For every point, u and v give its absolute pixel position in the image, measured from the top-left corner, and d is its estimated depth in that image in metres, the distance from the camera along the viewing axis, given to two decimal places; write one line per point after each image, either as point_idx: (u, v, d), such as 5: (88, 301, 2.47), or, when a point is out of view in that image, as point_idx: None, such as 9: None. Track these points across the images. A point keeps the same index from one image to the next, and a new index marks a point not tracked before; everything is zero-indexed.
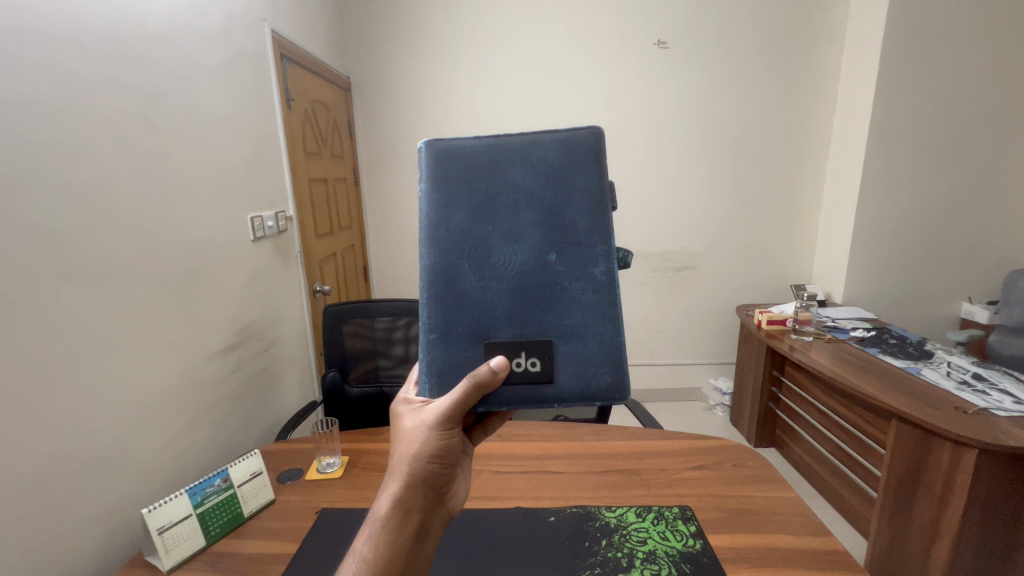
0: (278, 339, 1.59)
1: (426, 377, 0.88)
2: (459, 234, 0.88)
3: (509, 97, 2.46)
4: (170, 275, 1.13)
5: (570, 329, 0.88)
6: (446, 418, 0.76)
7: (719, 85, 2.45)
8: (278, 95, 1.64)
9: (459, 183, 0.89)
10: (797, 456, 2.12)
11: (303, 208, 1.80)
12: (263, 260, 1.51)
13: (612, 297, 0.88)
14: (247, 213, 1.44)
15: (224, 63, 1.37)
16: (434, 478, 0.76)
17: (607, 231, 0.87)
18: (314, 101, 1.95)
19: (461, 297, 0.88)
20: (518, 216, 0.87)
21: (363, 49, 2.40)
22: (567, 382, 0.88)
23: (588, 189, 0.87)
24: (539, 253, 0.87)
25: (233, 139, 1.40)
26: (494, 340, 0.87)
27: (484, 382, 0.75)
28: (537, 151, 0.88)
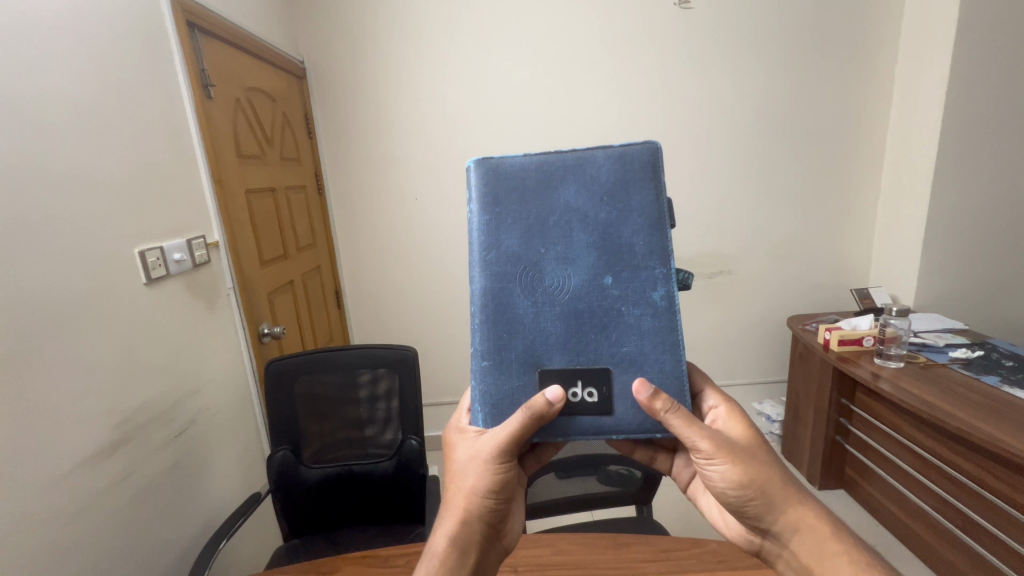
0: (201, 412, 1.17)
1: (480, 405, 0.69)
2: (507, 256, 0.68)
3: (499, 77, 2.02)
4: None
5: (629, 358, 0.68)
6: (502, 451, 0.65)
7: (756, 55, 2.03)
8: (185, 78, 1.20)
9: (510, 202, 0.69)
10: (876, 503, 1.72)
11: (237, 229, 1.36)
12: (167, 309, 1.07)
13: (674, 324, 0.67)
14: (136, 246, 1.00)
15: (83, 23, 0.91)
16: (491, 516, 0.67)
17: (667, 249, 0.68)
18: (249, 90, 1.52)
19: (510, 323, 0.68)
20: (570, 237, 0.68)
21: (320, 30, 1.96)
22: (626, 412, 0.68)
23: (647, 211, 0.68)
24: (593, 275, 0.68)
25: (115, 138, 0.97)
26: (547, 369, 0.68)
27: (540, 415, 0.64)
28: (589, 167, 0.69)
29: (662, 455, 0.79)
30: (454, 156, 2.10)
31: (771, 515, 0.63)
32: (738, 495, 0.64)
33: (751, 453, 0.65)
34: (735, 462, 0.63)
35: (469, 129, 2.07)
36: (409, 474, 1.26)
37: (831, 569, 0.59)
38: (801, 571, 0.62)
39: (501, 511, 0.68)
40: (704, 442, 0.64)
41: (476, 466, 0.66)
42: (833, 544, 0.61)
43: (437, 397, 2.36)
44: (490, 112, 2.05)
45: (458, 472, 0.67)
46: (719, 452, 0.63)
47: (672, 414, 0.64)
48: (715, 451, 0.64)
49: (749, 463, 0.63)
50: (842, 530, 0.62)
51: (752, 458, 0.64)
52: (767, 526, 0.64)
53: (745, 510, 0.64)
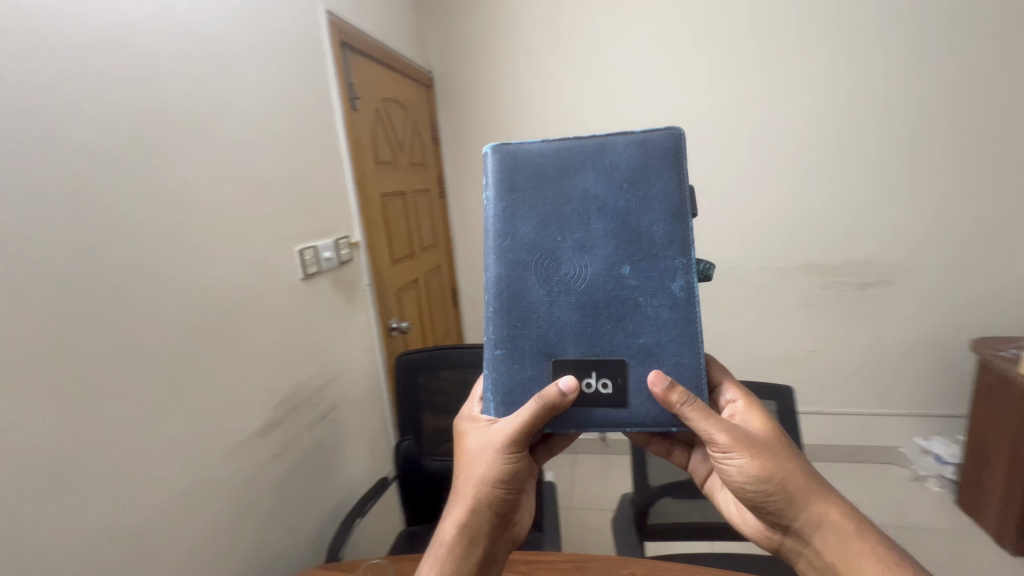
0: (341, 398, 1.28)
1: (492, 393, 0.67)
2: (523, 244, 0.65)
3: (625, 72, 1.93)
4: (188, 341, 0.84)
5: (646, 351, 0.64)
6: (513, 441, 0.63)
7: (941, 21, 1.67)
8: (337, 93, 1.33)
9: (527, 189, 0.66)
10: None
11: (374, 229, 1.48)
12: (318, 304, 1.19)
13: (693, 317, 0.63)
14: (296, 246, 1.13)
15: (260, 54, 1.05)
16: (499, 507, 0.65)
17: (688, 239, 0.63)
18: (387, 100, 1.64)
19: (524, 312, 0.65)
20: (588, 225, 0.64)
21: (447, 41, 2.06)
22: (642, 406, 0.64)
23: (667, 200, 0.64)
24: (610, 264, 0.64)
25: (281, 152, 1.10)
26: (561, 360, 0.65)
27: (554, 406, 0.62)
28: (609, 152, 0.65)
29: (678, 449, 0.76)
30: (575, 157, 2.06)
31: (792, 513, 0.59)
32: (757, 491, 0.60)
33: (772, 446, 0.61)
34: (754, 456, 0.59)
35: (589, 128, 2.02)
36: None
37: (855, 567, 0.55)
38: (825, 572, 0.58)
39: (510, 503, 0.66)
40: (720, 435, 0.60)
41: (487, 456, 0.64)
42: (858, 542, 0.57)
43: None
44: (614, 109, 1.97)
45: (467, 461, 0.65)
46: (737, 446, 0.60)
47: (687, 406, 0.60)
48: (732, 445, 0.60)
49: (769, 456, 0.59)
50: (869, 529, 0.58)
51: (771, 453, 0.60)
52: (788, 523, 0.60)
53: (765, 507, 0.60)
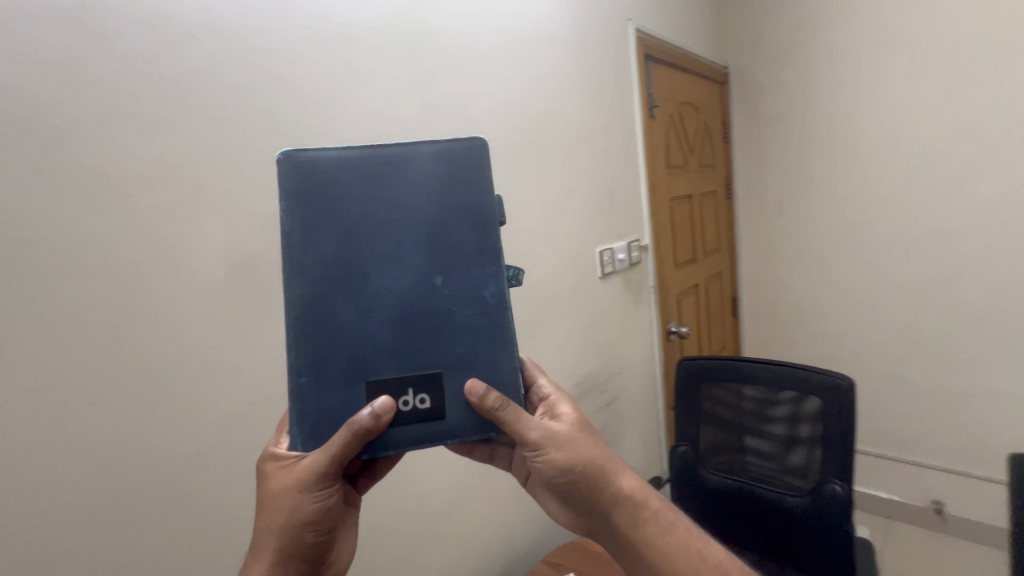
0: (623, 390, 1.43)
1: (295, 428, 0.54)
2: (323, 258, 0.54)
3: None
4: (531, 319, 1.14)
5: (465, 362, 0.56)
6: (322, 475, 0.54)
7: None
8: (639, 104, 1.47)
9: (327, 201, 0.55)
10: None
11: (661, 234, 1.55)
12: (611, 299, 1.38)
13: (510, 324, 0.57)
14: (597, 248, 1.33)
15: (589, 95, 1.31)
16: (309, 552, 0.57)
17: (499, 245, 0.57)
18: (684, 105, 1.67)
19: (329, 335, 0.54)
20: (397, 236, 0.56)
21: (750, 43, 2.03)
22: (460, 419, 0.55)
23: (474, 207, 0.57)
24: (419, 272, 0.56)
25: (592, 171, 1.32)
26: (376, 381, 0.54)
27: (366, 434, 0.52)
28: (414, 160, 0.57)
29: (501, 453, 0.71)
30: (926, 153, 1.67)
31: (599, 496, 0.58)
32: (564, 482, 0.58)
33: (578, 435, 0.60)
34: (561, 447, 0.57)
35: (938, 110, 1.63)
36: (827, 524, 1.06)
37: (646, 542, 0.58)
38: (625, 547, 0.59)
39: (325, 542, 0.58)
40: (534, 433, 0.56)
41: (292, 496, 0.54)
42: (647, 514, 0.60)
43: (863, 443, 1.97)
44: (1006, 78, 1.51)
45: (271, 502, 0.55)
46: (549, 442, 0.57)
47: (504, 412, 0.54)
48: (543, 441, 0.57)
49: (572, 445, 0.58)
50: (652, 495, 0.62)
51: (570, 442, 0.58)
52: (592, 511, 0.59)
53: (571, 497, 0.59)
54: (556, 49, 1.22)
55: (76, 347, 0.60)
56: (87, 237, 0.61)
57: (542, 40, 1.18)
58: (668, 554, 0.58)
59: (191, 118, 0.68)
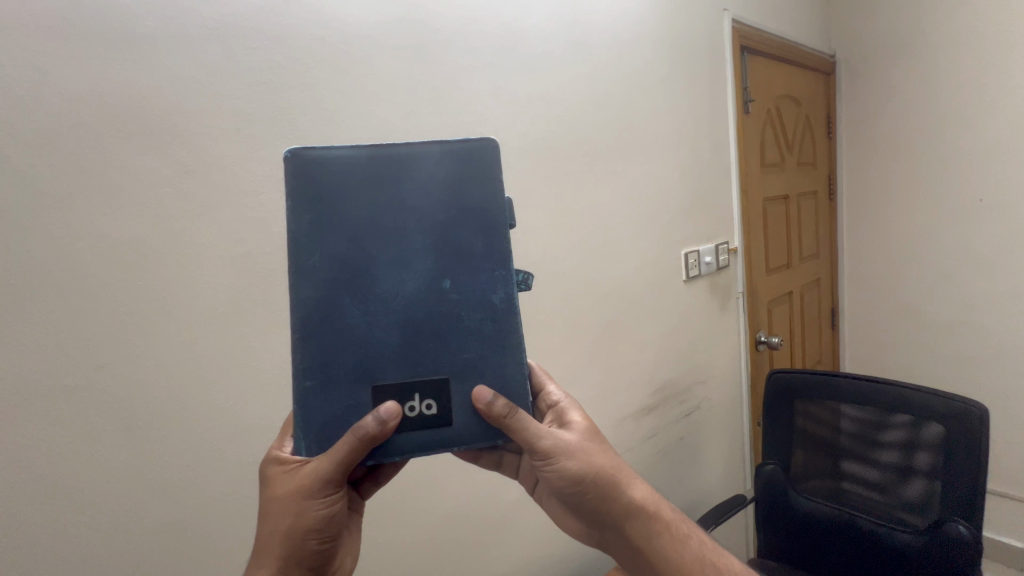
0: (704, 400, 1.36)
1: (301, 431, 0.52)
2: (331, 261, 0.52)
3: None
4: (609, 321, 1.12)
5: (471, 368, 0.54)
6: (327, 481, 0.52)
7: None
8: (732, 99, 1.38)
9: (332, 203, 0.53)
10: None
11: (752, 236, 1.46)
12: (695, 303, 1.32)
13: (516, 330, 0.55)
14: (682, 250, 1.27)
15: (679, 91, 1.26)
16: (313, 558, 0.55)
17: (508, 250, 0.55)
18: (782, 98, 1.55)
19: (336, 337, 0.52)
20: (403, 239, 0.54)
21: (864, 27, 1.84)
22: (467, 426, 0.53)
23: (484, 209, 0.55)
24: (427, 274, 0.54)
25: (679, 170, 1.27)
26: (383, 385, 0.52)
27: (372, 439, 0.50)
28: (420, 161, 0.54)
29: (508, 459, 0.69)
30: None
31: (612, 505, 0.56)
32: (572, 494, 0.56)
33: (587, 445, 0.57)
34: (575, 456, 0.55)
35: None
36: (945, 567, 0.94)
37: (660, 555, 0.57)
38: (636, 558, 0.58)
39: (328, 549, 0.56)
40: (545, 441, 0.54)
41: (295, 501, 0.53)
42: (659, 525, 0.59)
43: (994, 481, 1.71)
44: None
45: (272, 508, 0.54)
46: (558, 454, 0.55)
47: (513, 419, 0.52)
48: (554, 450, 0.54)
49: (583, 457, 0.56)
50: (665, 504, 0.60)
51: (583, 451, 0.56)
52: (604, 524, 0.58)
53: (579, 509, 0.57)
54: (645, 44, 1.18)
55: (214, 339, 0.71)
56: (188, 235, 0.68)
57: (630, 36, 1.15)
58: (679, 564, 0.57)
59: (281, 123, 0.73)
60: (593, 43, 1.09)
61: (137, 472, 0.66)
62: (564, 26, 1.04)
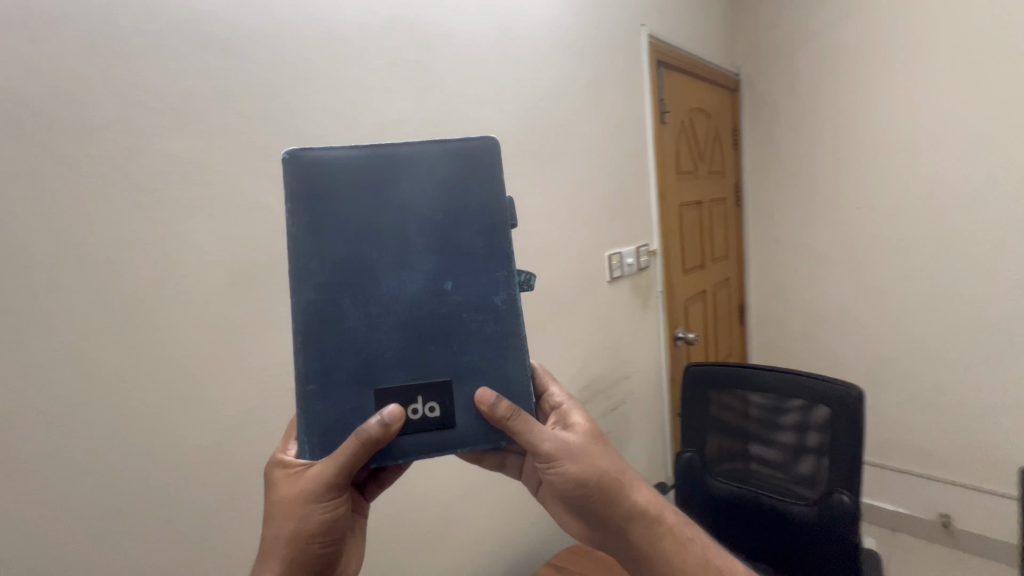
0: (628, 395, 1.43)
1: (304, 434, 0.53)
2: (333, 262, 0.54)
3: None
4: (537, 321, 1.13)
5: (474, 370, 0.55)
6: (330, 485, 0.53)
7: None
8: (650, 109, 1.47)
9: (334, 204, 0.54)
10: None
11: (670, 238, 1.56)
12: (620, 301, 1.39)
13: (517, 330, 0.56)
14: (606, 251, 1.33)
15: (599, 97, 1.31)
16: (316, 561, 0.57)
17: (508, 250, 0.57)
18: (694, 111, 1.67)
19: (337, 340, 0.53)
20: (404, 241, 0.55)
21: (762, 50, 2.04)
22: (470, 427, 0.55)
23: (484, 210, 0.57)
24: (429, 276, 0.55)
25: (602, 174, 1.32)
26: (385, 388, 0.54)
27: (376, 442, 0.51)
28: (422, 163, 0.56)
29: (510, 460, 0.71)
30: (947, 161, 1.64)
31: (612, 507, 0.58)
32: (576, 496, 0.58)
33: (590, 447, 0.59)
34: (576, 458, 0.57)
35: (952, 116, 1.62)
36: (833, 533, 1.05)
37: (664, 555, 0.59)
38: (641, 559, 0.60)
39: (332, 554, 0.57)
40: (548, 443, 0.56)
41: (298, 505, 0.54)
42: (663, 525, 0.60)
43: (870, 454, 1.94)
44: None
45: (278, 513, 0.55)
46: (560, 456, 0.56)
47: (516, 420, 0.54)
48: (556, 452, 0.56)
49: (587, 459, 0.57)
50: (664, 507, 0.62)
51: (586, 453, 0.58)
52: (609, 526, 0.59)
53: (583, 510, 0.59)
54: (567, 49, 1.22)
55: (75, 351, 0.60)
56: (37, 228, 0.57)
57: (552, 41, 1.18)
58: (678, 563, 0.59)
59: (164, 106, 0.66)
60: (516, 46, 1.10)
61: (35, 490, 0.58)
62: (487, 26, 1.04)
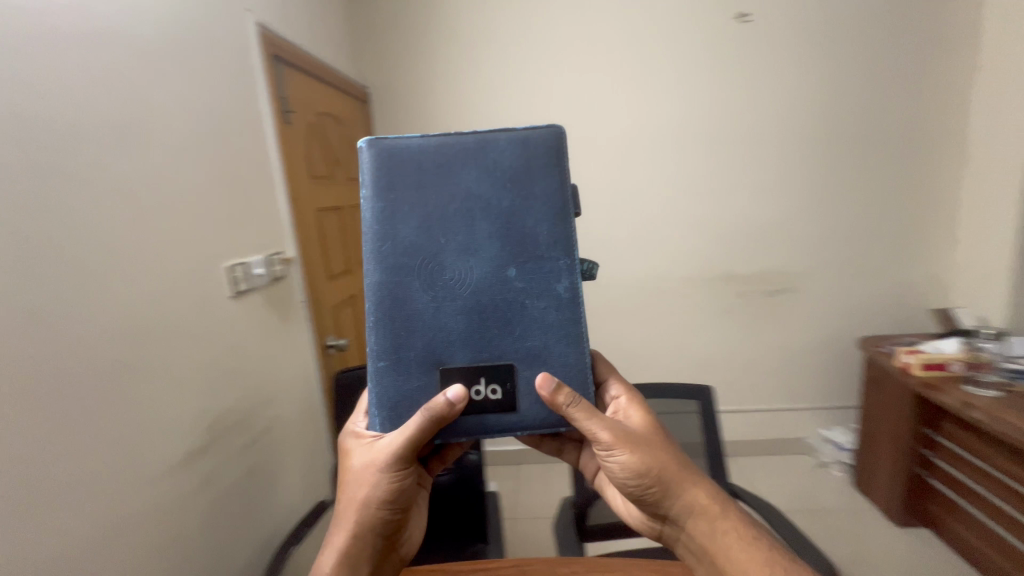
0: (275, 415, 1.38)
1: (377, 408, 0.68)
2: (405, 250, 0.67)
3: (565, 80, 2.04)
4: (122, 360, 0.87)
5: (534, 352, 0.67)
6: (399, 458, 0.66)
7: (818, 59, 1.94)
8: (269, 107, 1.41)
9: (404, 190, 0.67)
10: (961, 540, 1.59)
11: (309, 243, 1.58)
12: (246, 319, 1.26)
13: (578, 317, 0.68)
14: (223, 265, 1.17)
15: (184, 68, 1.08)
16: (388, 523, 0.69)
17: (572, 239, 0.68)
18: (323, 116, 1.72)
19: (409, 320, 0.66)
20: (472, 227, 0.67)
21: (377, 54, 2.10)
22: (531, 407, 0.67)
23: (551, 198, 0.68)
24: (496, 267, 0.67)
25: (208, 171, 1.14)
26: (449, 368, 0.67)
27: (442, 417, 0.64)
28: (492, 151, 0.68)
29: (569, 444, 0.85)
30: None
31: (667, 500, 0.66)
32: (636, 482, 0.66)
33: (650, 441, 0.67)
34: (633, 451, 0.65)
35: None
36: (468, 486, 1.32)
37: (720, 546, 0.63)
38: (697, 549, 0.65)
39: (397, 516, 0.70)
40: (604, 433, 0.65)
41: (369, 474, 0.67)
42: (721, 521, 0.65)
43: None
44: (553, 113, 2.08)
45: (350, 481, 0.68)
46: (616, 443, 0.65)
47: (572, 407, 0.65)
48: (614, 441, 0.66)
49: (646, 451, 0.66)
50: (729, 506, 0.66)
51: (645, 446, 0.66)
52: (665, 511, 0.67)
53: (644, 497, 0.67)
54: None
55: None
56: None
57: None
58: (736, 561, 0.62)
59: None
60: None
61: None
62: None
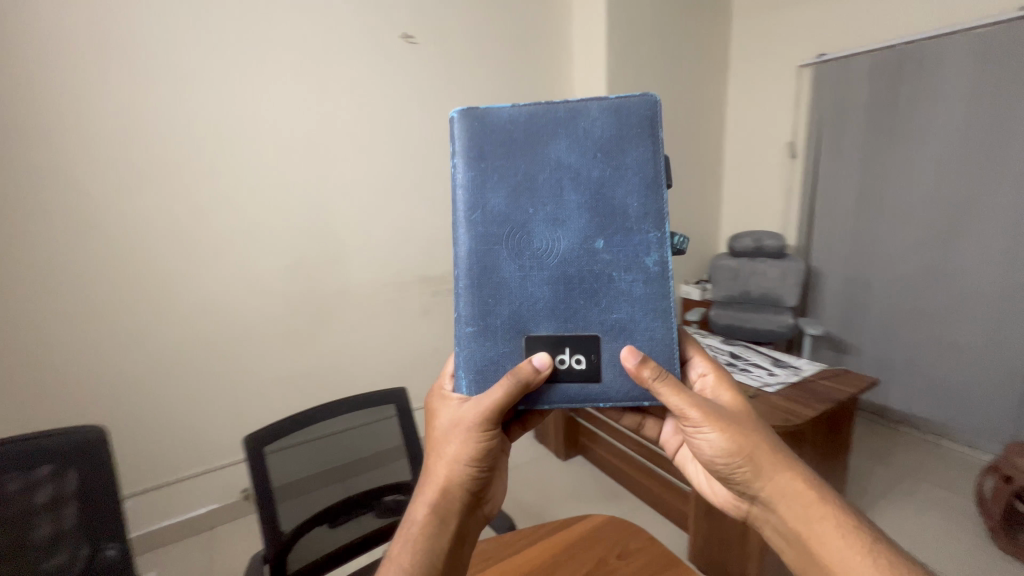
0: None
1: (463, 371, 0.70)
2: (496, 218, 0.68)
3: (215, 68, 1.74)
4: None
5: (618, 325, 0.68)
6: (488, 420, 0.66)
7: (469, 91, 2.30)
8: None
9: (496, 158, 0.69)
10: (601, 457, 2.19)
11: None
12: None
13: (665, 291, 0.68)
14: None
15: None
16: (476, 484, 0.68)
17: (663, 212, 0.68)
18: None
19: (495, 289, 0.69)
20: (560, 197, 0.68)
21: None
22: (614, 379, 0.69)
23: (642, 167, 0.68)
24: (584, 238, 0.68)
25: None
26: (534, 336, 0.69)
27: (526, 382, 0.65)
28: (583, 120, 0.68)
29: (650, 421, 0.82)
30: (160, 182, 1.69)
31: (758, 481, 0.62)
32: (725, 463, 0.64)
33: (740, 420, 0.65)
34: (723, 430, 0.63)
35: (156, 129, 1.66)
36: None
37: (815, 533, 0.58)
38: (789, 536, 0.60)
39: (483, 481, 0.69)
40: (692, 411, 0.64)
41: (458, 433, 0.66)
42: (818, 508, 0.59)
43: None
44: (205, 105, 1.74)
45: (439, 437, 0.69)
46: (706, 420, 0.64)
47: (659, 381, 0.64)
48: (702, 420, 0.64)
49: (737, 429, 0.63)
50: (829, 494, 0.61)
51: (740, 423, 0.64)
52: (754, 492, 0.63)
53: (733, 477, 0.64)
54: None
55: None
56: None
57: None
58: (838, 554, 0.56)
59: None
60: None
61: None
62: None
